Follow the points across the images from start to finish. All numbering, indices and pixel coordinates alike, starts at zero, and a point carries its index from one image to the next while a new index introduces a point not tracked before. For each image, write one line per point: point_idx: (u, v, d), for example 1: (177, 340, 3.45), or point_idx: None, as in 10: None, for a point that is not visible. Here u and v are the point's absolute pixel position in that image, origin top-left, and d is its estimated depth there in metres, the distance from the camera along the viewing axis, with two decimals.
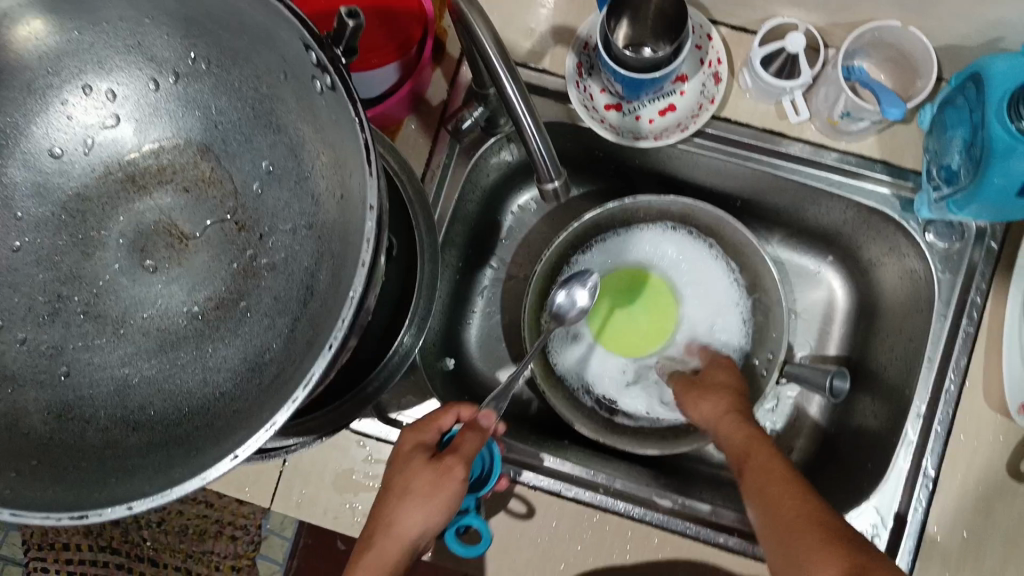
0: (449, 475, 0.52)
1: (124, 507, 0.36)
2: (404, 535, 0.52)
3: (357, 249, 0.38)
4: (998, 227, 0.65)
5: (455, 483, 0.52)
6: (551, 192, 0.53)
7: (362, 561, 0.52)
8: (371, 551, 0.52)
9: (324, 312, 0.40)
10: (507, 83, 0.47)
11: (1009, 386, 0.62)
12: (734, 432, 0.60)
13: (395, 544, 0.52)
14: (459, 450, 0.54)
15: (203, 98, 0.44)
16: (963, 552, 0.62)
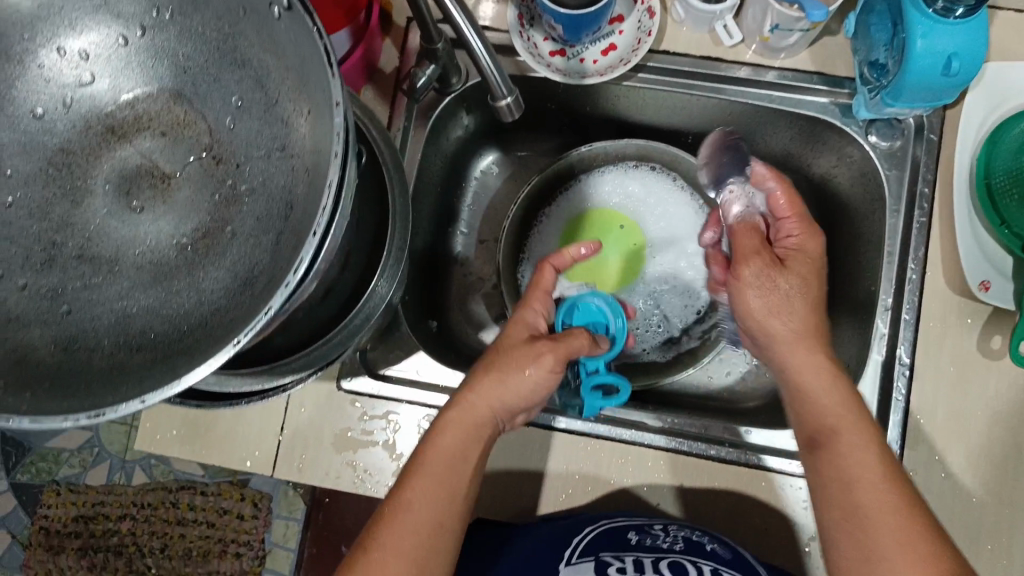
0: (540, 356, 0.57)
1: (137, 402, 0.39)
2: (488, 403, 0.56)
3: (328, 150, 0.41)
4: (935, 120, 0.69)
5: (548, 361, 0.57)
6: (506, 109, 0.59)
7: (443, 424, 0.56)
8: (453, 414, 0.56)
9: (306, 218, 0.42)
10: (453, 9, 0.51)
11: (968, 265, 0.66)
12: (812, 377, 0.57)
13: (477, 413, 0.56)
14: (558, 339, 0.59)
15: (170, 47, 0.47)
16: (947, 428, 0.66)
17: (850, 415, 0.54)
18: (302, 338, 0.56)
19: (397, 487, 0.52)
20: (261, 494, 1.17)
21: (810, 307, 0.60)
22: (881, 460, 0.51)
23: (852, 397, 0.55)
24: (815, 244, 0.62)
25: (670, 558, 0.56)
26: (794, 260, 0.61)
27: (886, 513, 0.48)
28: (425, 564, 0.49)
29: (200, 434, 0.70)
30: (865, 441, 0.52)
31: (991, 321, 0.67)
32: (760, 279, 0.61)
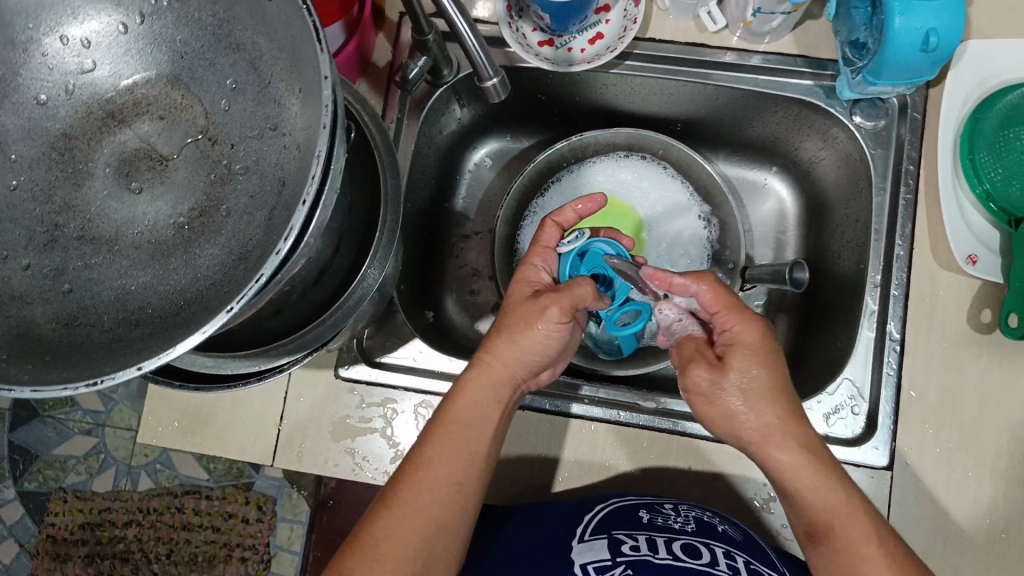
0: (547, 312, 0.58)
1: (135, 368, 0.40)
2: (505, 366, 0.59)
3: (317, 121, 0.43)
4: (919, 100, 0.70)
5: (554, 317, 0.58)
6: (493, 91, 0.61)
7: (463, 386, 0.58)
8: (473, 376, 0.59)
9: (297, 191, 0.43)
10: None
11: (955, 241, 0.67)
12: (807, 478, 0.53)
13: (495, 376, 0.59)
14: (562, 289, 0.59)
15: (168, 33, 0.48)
16: (939, 402, 0.66)
17: (853, 508, 0.52)
18: (298, 321, 0.57)
19: (417, 444, 0.56)
20: (265, 496, 1.16)
21: (779, 401, 0.54)
22: (900, 560, 0.51)
23: (847, 494, 0.53)
24: (768, 336, 0.55)
25: (684, 539, 0.55)
26: (747, 364, 0.54)
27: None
28: (443, 522, 0.53)
29: (201, 424, 0.71)
30: (885, 543, 0.52)
31: (979, 295, 0.68)
32: (722, 384, 0.54)
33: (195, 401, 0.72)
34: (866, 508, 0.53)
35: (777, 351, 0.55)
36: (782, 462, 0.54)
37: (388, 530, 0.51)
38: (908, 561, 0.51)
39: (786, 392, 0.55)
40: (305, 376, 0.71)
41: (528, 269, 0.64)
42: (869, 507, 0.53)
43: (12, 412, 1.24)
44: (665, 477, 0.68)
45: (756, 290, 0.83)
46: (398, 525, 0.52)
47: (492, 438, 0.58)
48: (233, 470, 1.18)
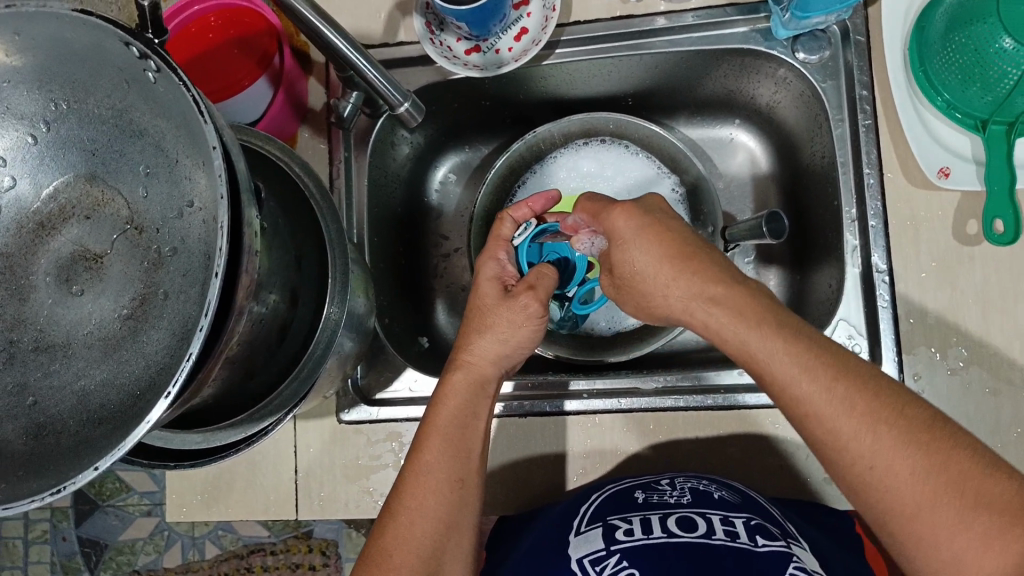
0: (529, 310, 0.59)
1: (91, 470, 0.40)
2: (490, 362, 0.60)
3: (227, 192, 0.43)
4: (859, 22, 0.70)
5: (537, 313, 0.59)
6: (410, 116, 0.66)
7: (448, 388, 0.58)
8: (457, 377, 0.59)
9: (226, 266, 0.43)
10: (327, 31, 0.57)
11: (923, 157, 0.66)
12: (728, 333, 0.52)
13: (480, 375, 0.59)
14: (534, 284, 0.60)
15: (76, 134, 0.49)
16: (944, 323, 0.65)
17: (772, 347, 0.49)
18: (273, 380, 0.58)
19: (411, 453, 0.55)
20: (326, 540, 1.19)
21: (675, 262, 0.55)
22: (841, 392, 0.46)
23: (759, 333, 0.50)
24: (637, 211, 0.58)
25: (678, 513, 0.56)
26: (626, 248, 0.58)
27: (877, 449, 0.44)
28: (452, 521, 0.52)
29: (222, 493, 0.72)
30: (818, 378, 0.47)
31: (962, 208, 0.67)
32: (628, 267, 0.58)
33: (214, 472, 0.72)
34: (793, 345, 0.49)
35: (657, 218, 0.58)
36: (705, 319, 0.54)
37: (398, 537, 0.51)
38: (862, 393, 0.46)
39: (682, 248, 0.56)
40: (310, 426, 0.72)
41: (485, 265, 0.65)
42: (802, 339, 0.49)
43: (74, 509, 1.25)
44: (671, 455, 0.69)
45: (744, 248, 0.82)
46: (406, 531, 0.51)
47: (484, 434, 0.57)
48: (289, 522, 1.20)
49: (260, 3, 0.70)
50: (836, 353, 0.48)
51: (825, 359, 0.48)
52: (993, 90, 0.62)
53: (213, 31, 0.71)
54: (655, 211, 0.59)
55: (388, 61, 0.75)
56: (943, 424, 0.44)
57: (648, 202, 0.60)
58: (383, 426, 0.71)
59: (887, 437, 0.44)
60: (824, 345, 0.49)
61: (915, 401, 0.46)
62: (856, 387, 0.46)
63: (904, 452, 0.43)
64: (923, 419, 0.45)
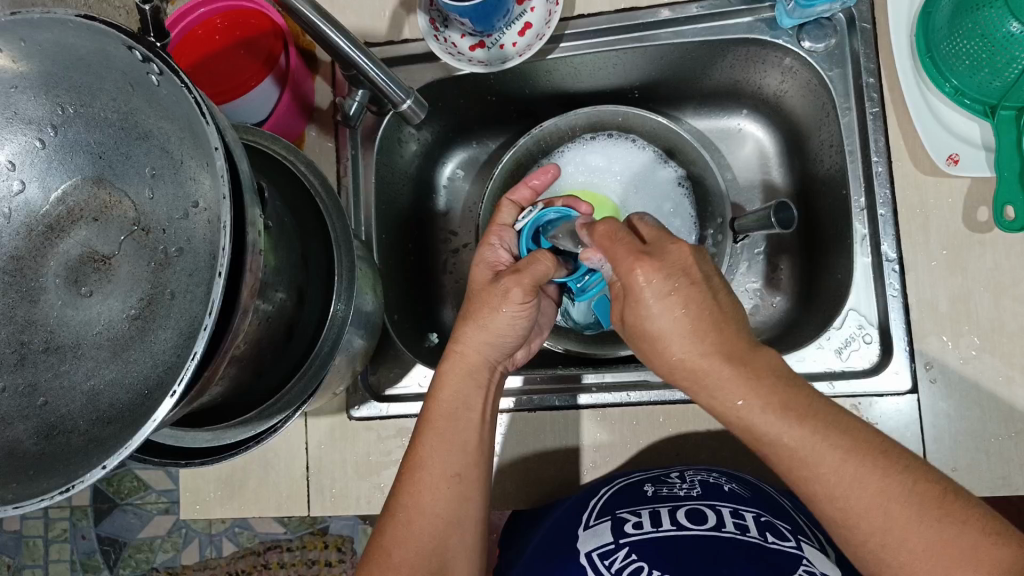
0: (511, 294, 0.58)
1: (100, 467, 0.41)
2: (477, 349, 0.60)
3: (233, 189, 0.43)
4: (864, 9, 0.69)
5: (518, 297, 0.58)
6: (411, 114, 0.66)
7: (441, 380, 0.59)
8: (448, 368, 0.59)
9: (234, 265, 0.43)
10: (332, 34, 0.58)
11: (932, 146, 0.66)
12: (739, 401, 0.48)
13: (471, 364, 0.59)
14: (522, 268, 0.59)
15: (82, 138, 0.50)
16: (955, 311, 0.65)
17: (785, 430, 0.46)
18: (282, 377, 0.58)
19: (410, 451, 0.56)
20: (342, 536, 1.20)
21: (693, 333, 0.50)
22: (853, 477, 0.45)
23: (763, 413, 0.47)
24: (660, 270, 0.50)
25: (688, 505, 0.56)
26: (647, 310, 0.51)
27: (889, 527, 0.44)
28: (453, 516, 0.53)
29: (236, 490, 0.73)
30: (829, 462, 0.45)
31: (972, 193, 0.66)
32: (645, 329, 0.52)
33: (227, 469, 0.73)
34: (801, 428, 0.46)
35: (683, 282, 0.50)
36: (706, 390, 0.50)
37: (400, 536, 0.52)
38: (873, 473, 0.44)
39: (706, 316, 0.50)
40: (321, 423, 0.73)
41: (483, 251, 0.66)
42: (811, 418, 0.46)
43: (93, 507, 1.27)
44: (681, 448, 0.69)
45: (754, 238, 0.82)
46: (407, 531, 0.52)
47: (483, 423, 0.58)
48: (306, 518, 1.21)
49: (265, 5, 0.70)
50: (844, 425, 0.46)
51: (838, 439, 0.46)
52: (1002, 75, 0.61)
53: (219, 32, 0.71)
54: (678, 271, 0.51)
55: (393, 58, 0.75)
56: (953, 494, 0.44)
57: (675, 257, 0.51)
58: (393, 422, 0.72)
59: (901, 520, 0.43)
60: (830, 417, 0.47)
61: (925, 471, 0.45)
62: (868, 466, 0.45)
63: (915, 528, 0.43)
64: (935, 493, 0.44)
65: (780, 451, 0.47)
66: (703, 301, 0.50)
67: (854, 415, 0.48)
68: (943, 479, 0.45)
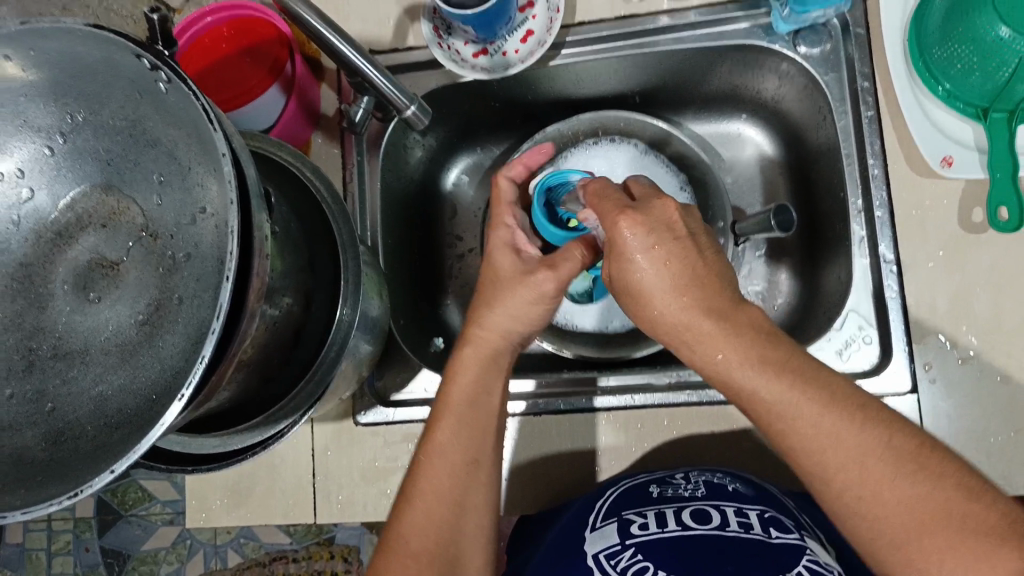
0: (545, 289, 0.58)
1: (108, 472, 0.41)
2: (500, 335, 0.59)
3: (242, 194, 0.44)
4: (859, 14, 0.71)
5: (550, 293, 0.59)
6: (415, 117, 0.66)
7: (460, 361, 0.59)
8: (469, 350, 0.59)
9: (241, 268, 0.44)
10: (331, 37, 0.58)
11: (924, 145, 0.67)
12: (730, 355, 0.49)
13: (491, 348, 0.59)
14: (556, 263, 0.59)
15: (91, 146, 0.50)
16: (953, 310, 0.65)
17: (763, 386, 0.47)
18: (287, 384, 0.58)
19: (427, 431, 0.56)
20: (347, 546, 1.19)
21: (675, 289, 0.51)
22: (829, 427, 0.46)
23: (740, 367, 0.48)
24: (644, 224, 0.52)
25: (693, 506, 0.56)
26: (632, 262, 0.52)
27: (866, 482, 0.44)
28: (465, 503, 0.53)
29: (242, 498, 0.73)
30: (806, 413, 0.46)
31: (967, 195, 0.67)
32: (629, 284, 0.53)
33: (233, 476, 0.73)
34: (780, 381, 0.47)
35: (667, 237, 0.51)
36: (688, 346, 0.51)
37: (414, 523, 0.52)
38: (848, 427, 0.45)
39: (694, 275, 0.51)
40: (327, 429, 0.73)
41: (496, 229, 0.65)
42: (787, 372, 0.47)
43: (97, 519, 1.27)
44: (684, 450, 0.69)
45: (755, 241, 0.82)
46: (418, 517, 0.52)
47: (500, 408, 0.58)
48: (312, 529, 1.20)
49: (272, 13, 0.71)
50: (821, 379, 0.47)
51: (822, 393, 0.46)
52: (993, 77, 0.62)
53: (226, 40, 0.71)
54: (662, 226, 0.52)
55: (396, 66, 0.76)
56: (928, 448, 0.45)
57: (660, 214, 0.52)
58: (397, 427, 0.72)
59: (875, 473, 0.44)
60: (808, 372, 0.47)
61: (902, 427, 0.46)
62: (845, 418, 0.46)
63: (891, 481, 0.44)
64: (909, 447, 0.45)
65: (762, 404, 0.48)
66: (693, 262, 0.51)
67: (833, 371, 0.48)
68: (922, 435, 0.46)
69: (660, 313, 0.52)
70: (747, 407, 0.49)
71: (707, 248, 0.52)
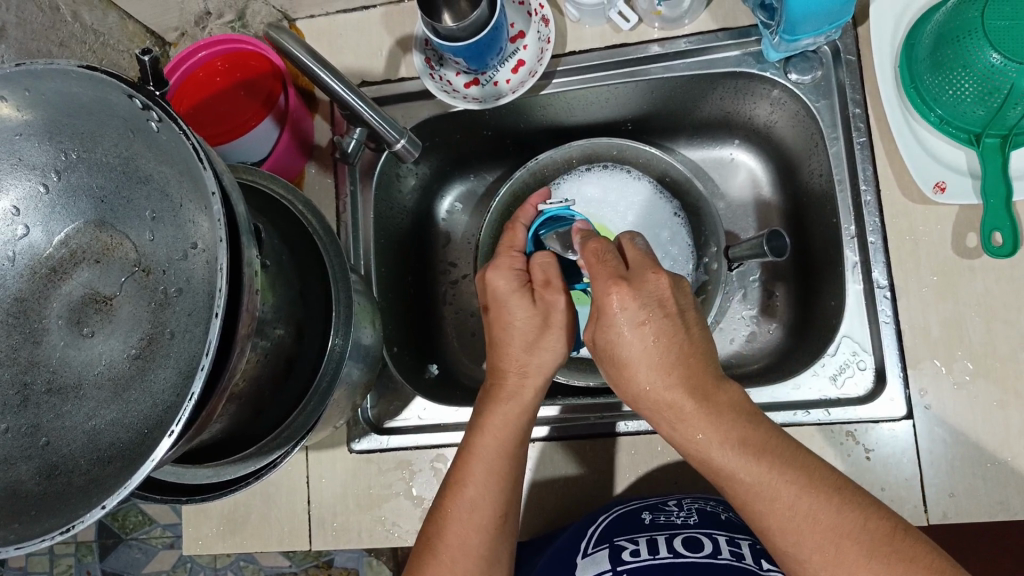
0: (558, 305, 0.58)
1: (100, 508, 0.41)
2: (540, 375, 0.58)
3: (234, 233, 0.44)
4: (849, 42, 0.71)
5: (563, 310, 0.58)
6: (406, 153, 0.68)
7: (491, 409, 0.58)
8: (503, 396, 0.58)
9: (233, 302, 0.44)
10: (328, 79, 0.61)
11: (918, 173, 0.67)
12: (710, 434, 0.50)
13: (527, 390, 0.58)
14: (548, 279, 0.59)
15: (85, 183, 0.51)
16: (946, 336, 0.65)
17: (742, 469, 0.49)
18: (282, 414, 0.59)
19: (455, 484, 0.56)
20: (347, 570, 1.18)
21: (660, 367, 0.52)
22: (806, 509, 0.47)
23: (722, 448, 0.50)
24: (635, 299, 0.52)
25: (685, 533, 0.56)
26: (624, 336, 0.52)
27: (838, 560, 0.46)
28: (494, 558, 0.55)
29: (238, 526, 0.73)
30: (784, 496, 0.48)
31: (961, 220, 0.67)
32: (614, 355, 0.53)
33: (230, 503, 0.73)
34: (759, 464, 0.49)
35: (657, 314, 0.52)
36: (667, 422, 0.53)
37: None
38: (824, 507, 0.47)
39: (680, 354, 0.52)
40: (323, 456, 0.73)
41: (500, 273, 0.60)
42: (766, 453, 0.49)
43: (98, 543, 1.27)
44: (679, 475, 0.69)
45: (749, 266, 0.83)
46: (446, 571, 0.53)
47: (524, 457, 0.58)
48: (311, 552, 1.20)
49: (266, 47, 0.72)
50: (797, 460, 0.49)
51: (799, 477, 0.48)
52: (985, 102, 0.62)
53: (220, 74, 0.72)
54: (654, 302, 0.52)
55: (391, 95, 0.77)
56: (904, 532, 0.46)
57: (652, 288, 0.53)
58: (392, 453, 0.72)
59: (849, 553, 0.46)
60: (786, 455, 0.50)
61: (876, 508, 0.48)
62: (819, 500, 0.47)
63: (864, 563, 0.46)
64: (885, 530, 0.46)
65: (739, 485, 0.50)
66: (680, 342, 0.52)
67: (803, 447, 0.51)
68: (894, 516, 0.47)
69: (643, 391, 0.53)
70: (722, 484, 0.51)
71: (691, 331, 0.53)
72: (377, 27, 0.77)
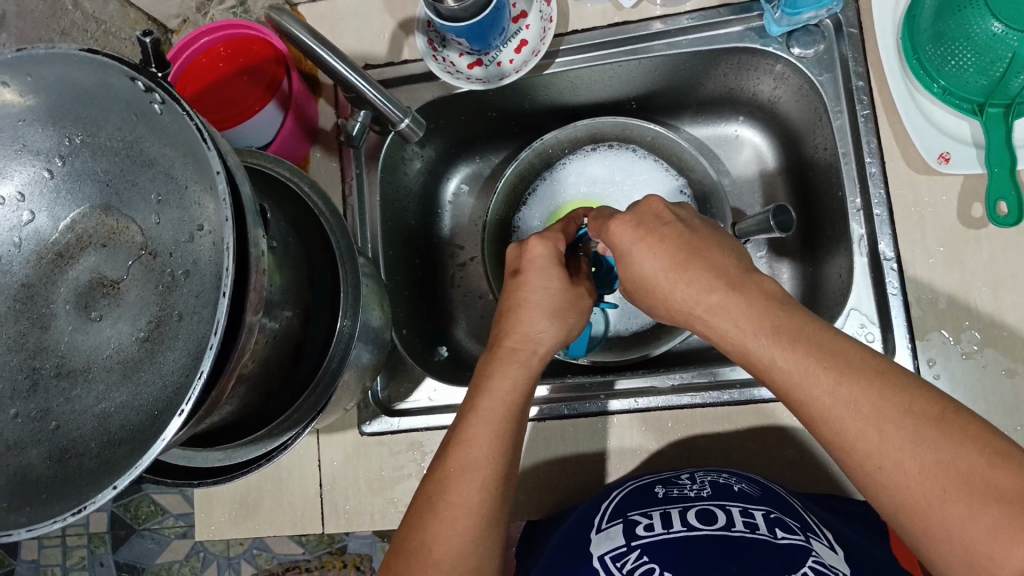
0: (586, 299, 0.62)
1: (111, 489, 0.41)
2: (547, 342, 0.59)
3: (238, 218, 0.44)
4: (850, 15, 0.70)
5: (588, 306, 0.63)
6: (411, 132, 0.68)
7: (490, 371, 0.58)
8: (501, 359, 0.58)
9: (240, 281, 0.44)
10: (331, 61, 0.61)
11: (923, 143, 0.66)
12: (749, 323, 0.50)
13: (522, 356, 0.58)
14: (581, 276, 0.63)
15: (89, 167, 0.51)
16: (954, 307, 0.65)
17: (783, 359, 0.48)
18: (291, 395, 0.59)
19: (454, 441, 0.55)
20: (361, 555, 1.18)
21: (675, 266, 0.54)
22: (846, 394, 0.45)
23: (757, 338, 0.50)
24: (631, 221, 0.56)
25: (698, 506, 0.56)
26: (637, 251, 0.56)
27: (884, 449, 0.43)
28: (492, 520, 0.52)
29: (251, 510, 0.73)
30: (820, 388, 0.46)
31: (966, 190, 0.66)
32: (633, 272, 0.57)
33: (242, 487, 0.74)
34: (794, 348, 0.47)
35: (657, 226, 0.56)
36: (715, 323, 0.53)
37: (439, 534, 0.51)
38: (865, 393, 0.44)
39: (683, 252, 0.54)
40: (334, 439, 0.74)
41: (545, 246, 0.60)
42: (804, 340, 0.48)
43: (111, 533, 1.27)
44: (690, 450, 0.69)
45: (756, 242, 0.83)
46: (447, 528, 0.51)
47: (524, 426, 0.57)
48: (324, 538, 1.20)
49: (268, 32, 0.72)
50: (838, 349, 0.47)
51: (837, 363, 0.46)
52: (987, 72, 0.62)
53: (223, 60, 0.72)
54: (650, 217, 0.57)
55: (392, 78, 0.77)
56: (954, 414, 0.43)
57: (645, 209, 0.57)
58: (402, 434, 0.73)
59: (894, 439, 0.43)
60: (827, 345, 0.47)
61: (923, 391, 0.44)
62: (859, 386, 0.44)
63: (911, 448, 0.42)
64: (933, 411, 0.43)
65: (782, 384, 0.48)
66: (684, 239, 0.55)
67: (846, 334, 0.48)
68: (942, 398, 0.44)
69: (675, 292, 0.55)
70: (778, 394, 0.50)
71: (704, 227, 0.56)
72: (377, 11, 0.77)
